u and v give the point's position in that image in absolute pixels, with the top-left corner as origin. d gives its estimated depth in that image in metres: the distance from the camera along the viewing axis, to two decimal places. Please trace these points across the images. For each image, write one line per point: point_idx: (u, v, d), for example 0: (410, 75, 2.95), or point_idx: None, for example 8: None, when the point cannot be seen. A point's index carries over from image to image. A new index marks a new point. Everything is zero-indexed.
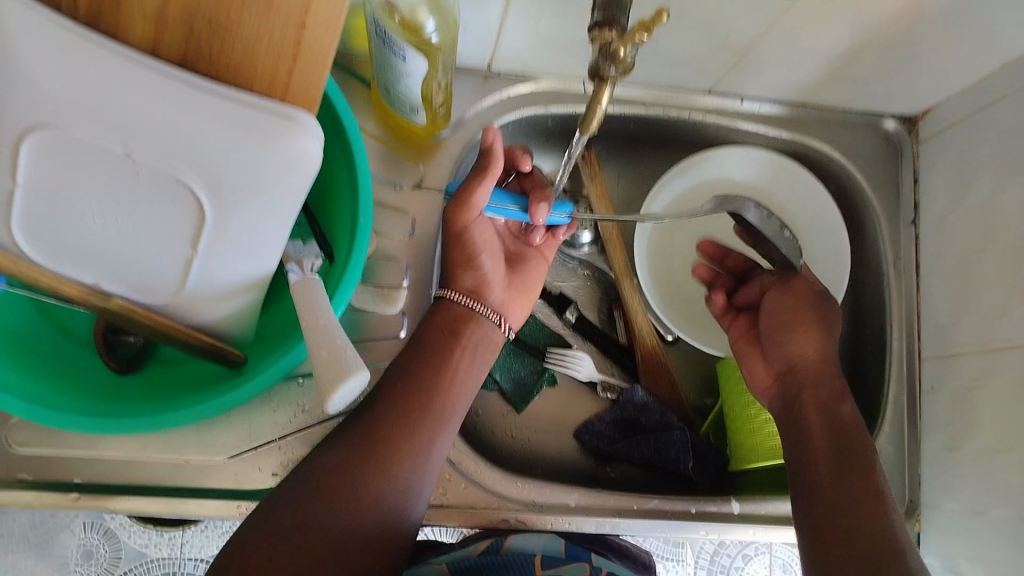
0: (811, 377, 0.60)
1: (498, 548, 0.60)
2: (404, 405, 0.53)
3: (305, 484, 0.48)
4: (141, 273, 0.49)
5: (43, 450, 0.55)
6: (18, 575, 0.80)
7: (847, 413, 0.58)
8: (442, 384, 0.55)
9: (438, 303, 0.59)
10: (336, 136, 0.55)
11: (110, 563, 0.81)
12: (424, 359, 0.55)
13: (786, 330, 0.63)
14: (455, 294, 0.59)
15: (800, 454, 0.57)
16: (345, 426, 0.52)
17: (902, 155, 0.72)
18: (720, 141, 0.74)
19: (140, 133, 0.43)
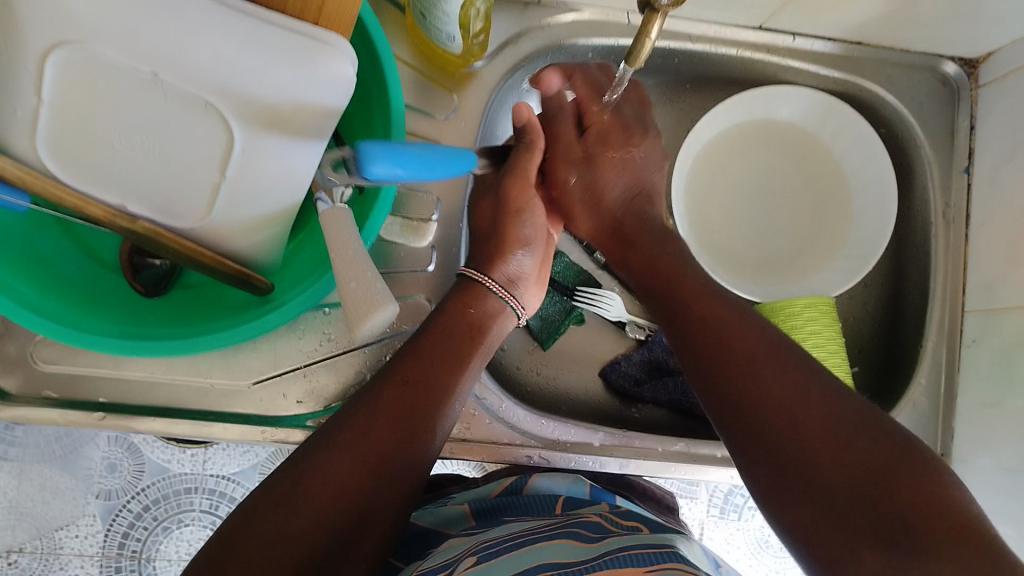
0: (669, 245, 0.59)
1: (520, 490, 0.60)
2: (402, 398, 0.48)
3: (295, 479, 0.44)
4: (168, 198, 0.48)
5: (70, 368, 0.55)
6: (44, 484, 0.82)
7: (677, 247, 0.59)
8: (445, 375, 0.51)
9: (462, 290, 0.55)
10: (370, 60, 0.52)
11: (134, 477, 0.83)
12: (425, 354, 0.51)
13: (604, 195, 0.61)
14: (491, 282, 0.56)
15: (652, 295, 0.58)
16: (333, 422, 0.47)
17: (958, 102, 0.68)
18: (766, 80, 0.71)
19: (170, 53, 0.41)
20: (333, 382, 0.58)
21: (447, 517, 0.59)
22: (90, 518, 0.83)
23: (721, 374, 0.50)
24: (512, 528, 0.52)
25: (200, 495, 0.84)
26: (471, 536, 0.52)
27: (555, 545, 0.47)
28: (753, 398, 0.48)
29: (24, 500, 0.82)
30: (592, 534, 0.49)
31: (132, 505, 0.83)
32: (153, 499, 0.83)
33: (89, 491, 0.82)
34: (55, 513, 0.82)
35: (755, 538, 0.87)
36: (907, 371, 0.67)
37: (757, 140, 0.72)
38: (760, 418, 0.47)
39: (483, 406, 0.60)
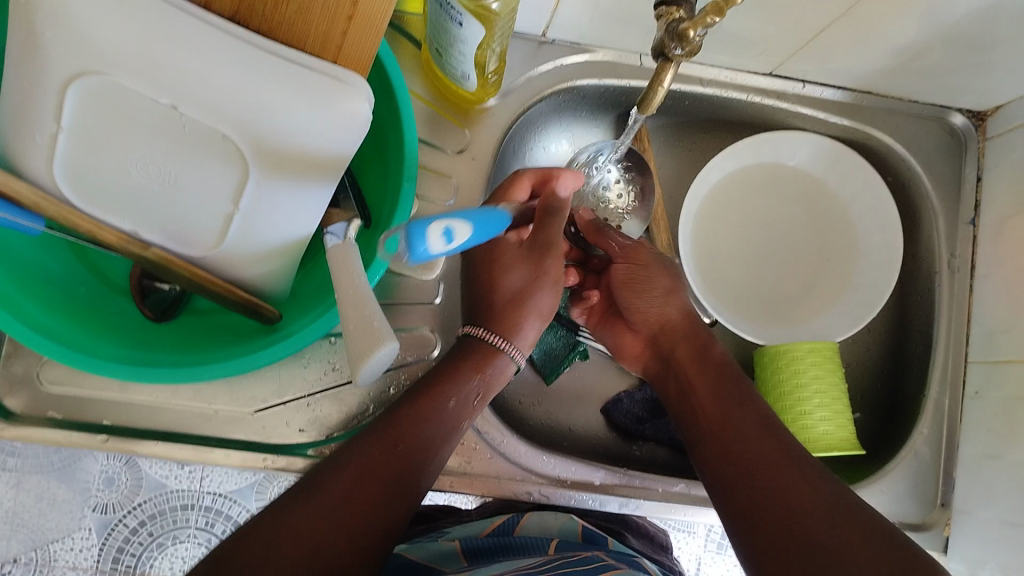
0: (676, 333, 0.61)
1: (510, 530, 0.61)
2: (394, 455, 0.48)
3: (279, 531, 0.42)
4: (181, 227, 0.49)
5: (74, 390, 0.56)
6: (41, 495, 0.82)
7: (718, 351, 0.59)
8: (439, 440, 0.51)
9: (465, 351, 0.55)
10: (385, 94, 0.53)
11: (131, 491, 0.83)
12: (424, 413, 0.51)
13: (638, 298, 0.62)
14: (507, 345, 0.56)
15: (683, 406, 0.57)
16: (322, 469, 0.47)
17: (965, 152, 0.69)
18: (775, 125, 0.72)
19: (189, 88, 0.42)
20: (336, 412, 0.58)
21: (438, 552, 0.58)
22: (86, 531, 0.83)
23: (737, 469, 0.49)
24: (513, 564, 0.52)
25: (197, 512, 0.84)
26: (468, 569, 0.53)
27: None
28: (768, 488, 0.47)
29: (20, 510, 0.82)
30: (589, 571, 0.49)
31: (128, 519, 0.83)
32: (150, 514, 0.83)
33: (85, 504, 0.82)
34: (51, 525, 0.83)
35: None
36: (908, 418, 0.67)
37: (765, 184, 0.72)
38: (772, 511, 0.45)
39: (485, 439, 0.61)
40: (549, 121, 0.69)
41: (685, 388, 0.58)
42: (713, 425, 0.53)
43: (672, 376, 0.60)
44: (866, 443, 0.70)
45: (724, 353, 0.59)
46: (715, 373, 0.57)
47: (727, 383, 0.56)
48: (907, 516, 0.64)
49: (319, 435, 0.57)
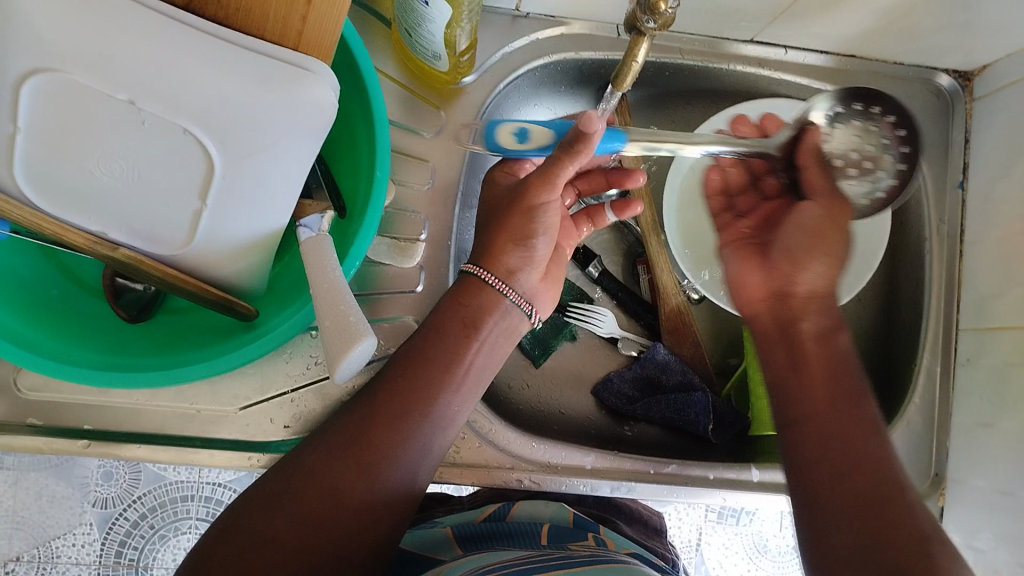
0: (807, 304, 0.55)
1: (502, 514, 0.61)
2: (395, 402, 0.49)
3: (277, 482, 0.46)
4: (148, 225, 0.47)
5: (52, 396, 0.55)
6: (41, 493, 0.84)
7: (840, 342, 0.54)
8: (440, 384, 0.51)
9: (457, 290, 0.54)
10: (353, 79, 0.51)
11: (129, 485, 0.85)
12: (416, 354, 0.51)
13: (797, 249, 0.55)
14: (489, 275, 0.54)
15: (794, 389, 0.53)
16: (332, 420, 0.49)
17: (952, 114, 0.68)
18: (759, 94, 0.70)
19: (145, 82, 0.41)
20: (320, 406, 0.57)
21: (431, 539, 0.58)
22: (87, 527, 0.85)
23: (828, 469, 0.48)
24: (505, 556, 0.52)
25: (197, 503, 0.86)
26: (459, 560, 0.52)
27: (559, 574, 0.47)
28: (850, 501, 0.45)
29: (21, 509, 0.84)
30: (585, 564, 0.49)
31: (128, 513, 0.85)
32: (150, 507, 0.85)
33: (85, 499, 0.84)
34: (52, 521, 0.84)
35: (752, 541, 0.90)
36: (900, 387, 0.67)
37: None
38: (846, 521, 0.44)
39: (473, 429, 0.60)
40: (528, 98, 0.68)
41: (798, 361, 0.54)
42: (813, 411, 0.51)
43: (785, 343, 0.55)
44: None
45: (848, 345, 0.54)
46: (835, 370, 0.53)
47: (844, 383, 0.52)
48: None
49: (304, 431, 0.56)
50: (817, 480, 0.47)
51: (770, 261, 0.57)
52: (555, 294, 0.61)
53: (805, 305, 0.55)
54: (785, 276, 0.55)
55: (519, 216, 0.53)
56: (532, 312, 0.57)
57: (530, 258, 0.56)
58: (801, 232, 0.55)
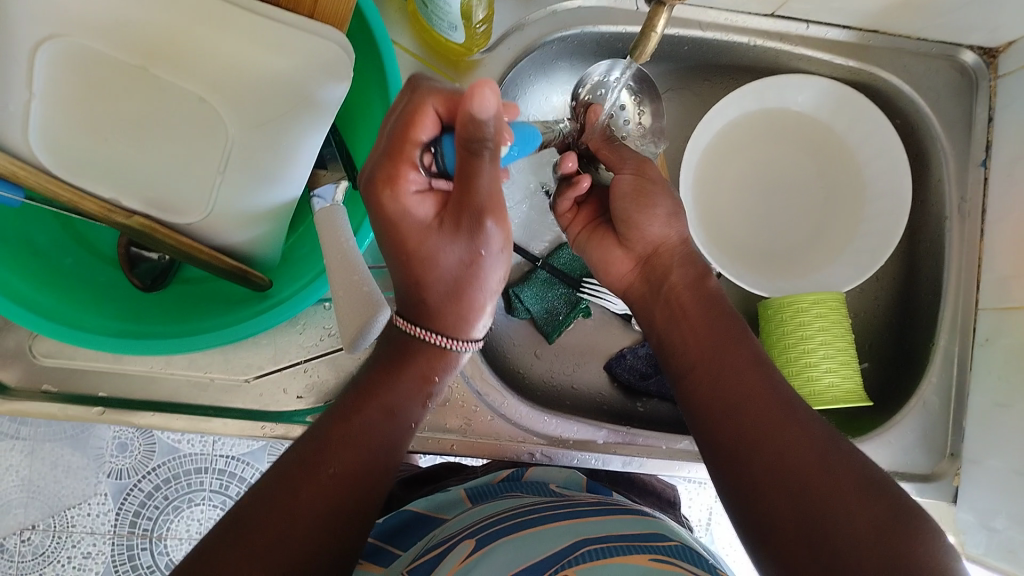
0: (669, 257, 0.57)
1: (516, 476, 0.59)
2: (343, 464, 0.44)
3: (223, 544, 0.40)
4: (166, 193, 0.47)
5: (68, 362, 0.55)
6: (56, 462, 0.85)
7: (713, 286, 0.55)
8: (381, 457, 0.46)
9: (401, 354, 0.48)
10: (367, 46, 0.51)
11: (144, 456, 0.86)
12: (358, 420, 0.46)
13: (629, 210, 0.56)
14: (444, 339, 0.48)
15: (675, 343, 0.53)
16: (269, 484, 0.43)
17: (976, 92, 0.66)
18: (779, 69, 0.69)
19: (161, 48, 0.41)
20: (334, 377, 0.57)
21: (444, 501, 0.60)
22: (101, 497, 0.86)
23: (762, 475, 0.43)
24: (516, 504, 0.54)
25: (210, 475, 0.87)
26: (472, 513, 0.55)
27: (564, 526, 0.48)
28: (793, 509, 0.41)
29: (37, 478, 0.85)
30: (590, 514, 0.51)
31: (143, 484, 0.86)
32: (164, 478, 0.86)
33: (100, 470, 0.85)
34: (67, 491, 0.85)
35: None
36: (917, 366, 0.66)
37: (769, 129, 0.70)
38: (765, 494, 0.43)
39: (486, 402, 0.60)
40: (544, 71, 0.67)
41: (673, 314, 0.54)
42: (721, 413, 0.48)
43: (660, 301, 0.56)
44: (874, 393, 0.69)
45: (719, 286, 0.55)
46: (730, 353, 0.49)
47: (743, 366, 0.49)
48: (916, 467, 0.64)
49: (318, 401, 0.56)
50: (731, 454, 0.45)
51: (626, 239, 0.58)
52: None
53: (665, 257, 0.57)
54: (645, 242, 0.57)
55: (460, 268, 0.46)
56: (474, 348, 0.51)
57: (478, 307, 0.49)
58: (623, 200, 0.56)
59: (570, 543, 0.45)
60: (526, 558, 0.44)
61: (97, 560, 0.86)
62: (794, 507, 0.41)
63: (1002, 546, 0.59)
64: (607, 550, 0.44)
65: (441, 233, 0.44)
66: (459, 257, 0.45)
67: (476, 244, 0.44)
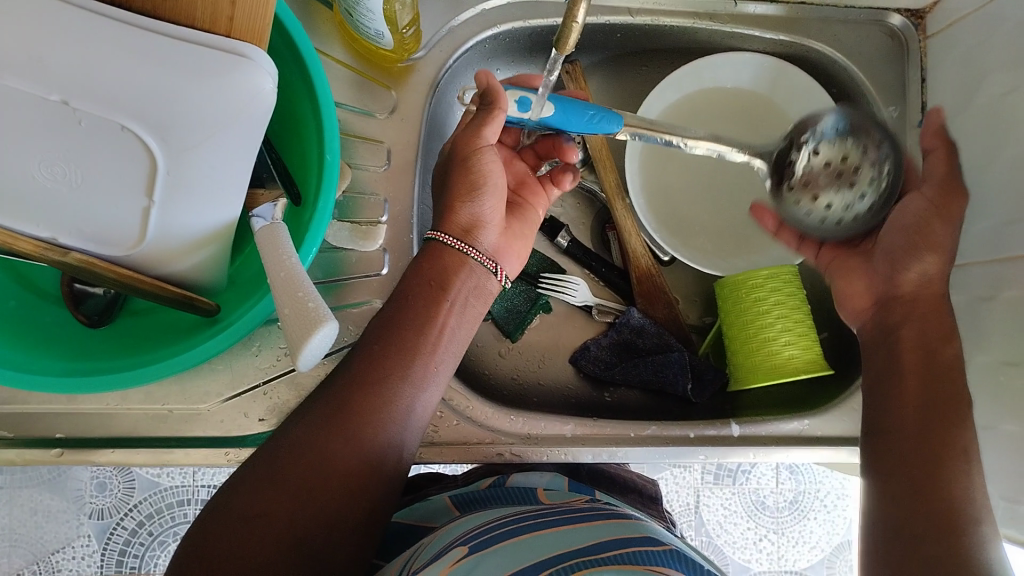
0: (908, 310, 0.55)
1: (500, 483, 0.60)
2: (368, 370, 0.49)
3: (279, 451, 0.46)
4: (99, 226, 0.46)
5: (21, 407, 0.55)
6: (35, 508, 0.84)
7: (948, 356, 0.53)
8: (418, 353, 0.51)
9: (426, 254, 0.54)
10: (291, 59, 0.50)
11: (125, 494, 0.85)
12: (392, 323, 0.51)
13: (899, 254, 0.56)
14: (450, 238, 0.54)
15: (887, 393, 0.54)
16: (314, 398, 0.49)
17: (908, 54, 0.67)
18: (715, 49, 0.70)
19: (77, 80, 0.40)
20: (294, 397, 0.56)
21: (430, 510, 0.60)
22: (85, 538, 0.85)
23: (900, 476, 0.49)
24: (499, 515, 0.53)
25: (194, 507, 0.86)
26: (461, 522, 0.54)
27: (557, 535, 0.48)
28: (900, 492, 0.49)
29: (17, 526, 0.84)
30: (581, 522, 0.50)
31: (126, 522, 0.85)
32: (147, 514, 0.85)
33: (81, 511, 0.84)
34: (49, 536, 0.84)
35: (751, 499, 0.90)
36: None
37: (710, 110, 0.70)
38: (899, 496, 0.49)
39: (450, 406, 0.60)
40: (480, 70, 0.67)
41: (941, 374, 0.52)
42: (899, 421, 0.52)
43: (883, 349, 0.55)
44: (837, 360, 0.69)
45: (958, 360, 0.53)
46: (930, 391, 0.52)
47: (941, 403, 0.51)
48: None
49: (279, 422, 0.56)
50: (889, 464, 0.51)
51: (875, 267, 0.58)
52: (521, 252, 0.59)
53: (910, 306, 0.55)
54: (888, 282, 0.57)
55: (459, 167, 0.53)
56: (498, 270, 0.56)
57: (482, 215, 0.55)
58: (901, 236, 0.56)
59: (565, 552, 0.45)
60: (516, 565, 0.44)
61: None
62: (920, 508, 0.47)
63: None
64: (604, 561, 0.43)
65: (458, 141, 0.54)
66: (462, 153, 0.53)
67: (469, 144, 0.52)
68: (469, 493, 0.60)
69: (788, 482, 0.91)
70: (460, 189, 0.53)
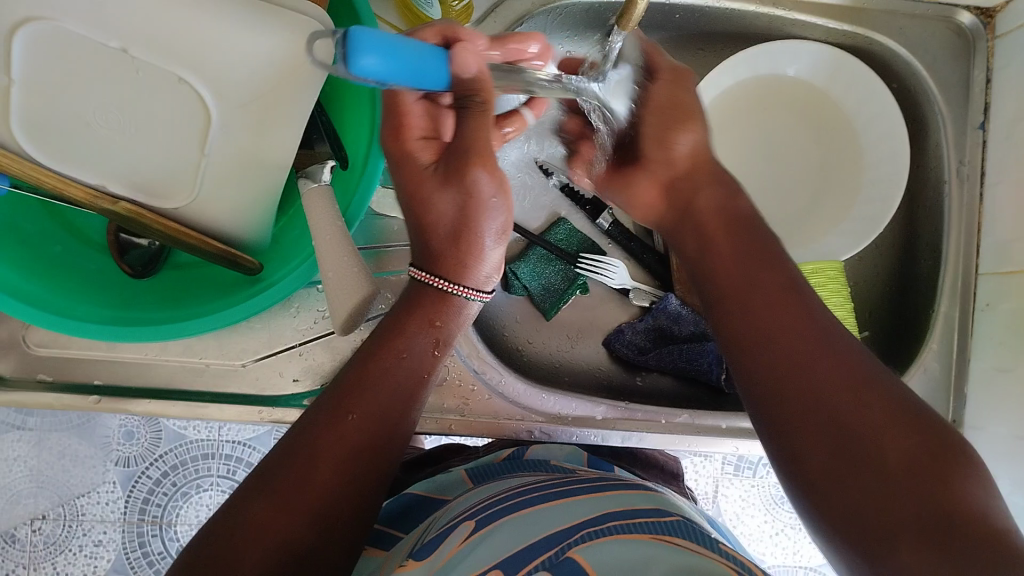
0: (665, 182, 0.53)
1: (518, 454, 0.60)
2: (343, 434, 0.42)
3: (231, 527, 0.38)
4: (149, 177, 0.46)
5: (60, 351, 0.55)
6: (64, 451, 0.85)
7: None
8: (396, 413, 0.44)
9: (413, 297, 0.47)
10: (349, 18, 0.49)
11: (151, 444, 0.86)
12: (366, 377, 0.44)
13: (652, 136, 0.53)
14: (455, 286, 0.47)
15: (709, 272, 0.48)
16: (267, 463, 0.41)
17: (974, 53, 0.65)
18: (773, 36, 0.68)
19: (142, 28, 0.41)
20: (329, 360, 0.56)
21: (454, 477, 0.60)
22: (110, 485, 0.86)
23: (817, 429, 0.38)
24: (513, 485, 0.53)
25: (218, 460, 0.87)
26: (477, 491, 0.54)
27: (564, 505, 0.48)
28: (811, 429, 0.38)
29: (46, 468, 0.86)
30: (589, 492, 0.50)
31: (151, 471, 0.86)
32: (172, 465, 0.87)
33: (108, 458, 0.86)
34: (76, 480, 0.86)
35: (769, 492, 0.90)
36: (918, 332, 0.66)
37: (763, 100, 0.69)
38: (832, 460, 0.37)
39: (482, 380, 0.60)
40: None
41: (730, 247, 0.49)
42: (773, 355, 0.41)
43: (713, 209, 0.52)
44: None
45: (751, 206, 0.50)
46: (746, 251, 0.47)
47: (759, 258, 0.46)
48: None
49: (314, 384, 0.56)
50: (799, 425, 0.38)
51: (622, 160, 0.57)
52: None
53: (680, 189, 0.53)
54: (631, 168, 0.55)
55: (463, 213, 0.45)
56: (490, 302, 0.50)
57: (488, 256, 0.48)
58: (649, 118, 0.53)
59: (574, 523, 0.45)
60: (526, 538, 0.44)
61: (108, 549, 0.87)
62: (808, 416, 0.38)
63: None
64: (612, 529, 0.43)
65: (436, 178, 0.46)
66: (446, 182, 0.45)
67: (466, 191, 0.44)
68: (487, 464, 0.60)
69: None
70: (461, 231, 0.46)
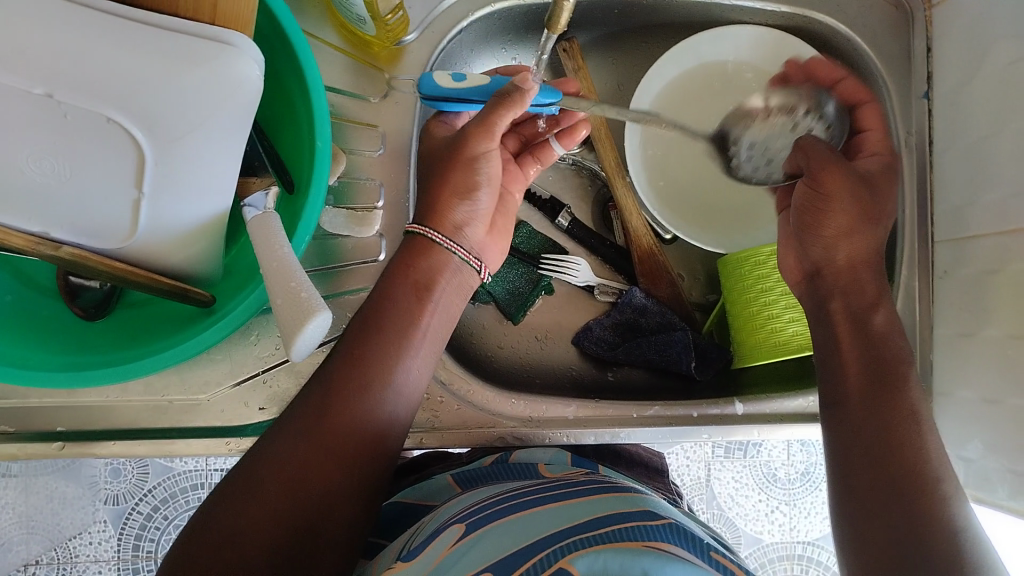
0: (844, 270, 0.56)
1: (502, 459, 0.61)
2: (350, 377, 0.48)
3: (255, 467, 0.45)
4: (88, 220, 0.46)
5: (23, 400, 0.55)
6: (51, 495, 0.84)
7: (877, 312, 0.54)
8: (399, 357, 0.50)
9: (410, 255, 0.52)
10: (280, 42, 0.49)
11: (139, 479, 0.85)
12: (372, 322, 0.50)
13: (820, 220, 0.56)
14: (439, 237, 0.52)
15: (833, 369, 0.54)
16: (292, 406, 0.48)
17: (912, 23, 0.66)
18: (715, 22, 0.68)
19: (64, 72, 0.40)
20: (294, 385, 0.56)
21: (432, 488, 0.60)
22: (101, 524, 0.85)
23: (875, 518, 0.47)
24: (488, 491, 0.53)
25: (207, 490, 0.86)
26: (459, 497, 0.54)
27: (553, 508, 0.48)
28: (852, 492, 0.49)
29: (34, 512, 0.85)
30: (577, 496, 0.50)
31: (141, 507, 0.86)
32: (161, 499, 0.86)
33: (96, 497, 0.85)
34: (66, 522, 0.85)
35: (761, 471, 0.90)
36: None
37: (710, 87, 0.69)
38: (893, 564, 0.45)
39: (452, 392, 0.60)
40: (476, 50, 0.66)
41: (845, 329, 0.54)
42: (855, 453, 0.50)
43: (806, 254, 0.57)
44: None
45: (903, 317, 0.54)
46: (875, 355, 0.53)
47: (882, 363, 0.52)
48: None
49: (280, 411, 0.56)
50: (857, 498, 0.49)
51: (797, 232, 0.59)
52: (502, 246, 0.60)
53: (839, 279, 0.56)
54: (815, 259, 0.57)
55: (462, 167, 0.53)
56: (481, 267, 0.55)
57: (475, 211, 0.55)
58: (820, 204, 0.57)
59: (562, 526, 0.45)
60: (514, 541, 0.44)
61: None
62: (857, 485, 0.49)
63: (982, 476, 0.58)
64: (596, 532, 0.43)
65: (449, 140, 0.55)
66: (454, 146, 0.53)
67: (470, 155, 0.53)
68: (471, 471, 0.60)
69: (799, 455, 0.90)
70: (456, 188, 0.53)
